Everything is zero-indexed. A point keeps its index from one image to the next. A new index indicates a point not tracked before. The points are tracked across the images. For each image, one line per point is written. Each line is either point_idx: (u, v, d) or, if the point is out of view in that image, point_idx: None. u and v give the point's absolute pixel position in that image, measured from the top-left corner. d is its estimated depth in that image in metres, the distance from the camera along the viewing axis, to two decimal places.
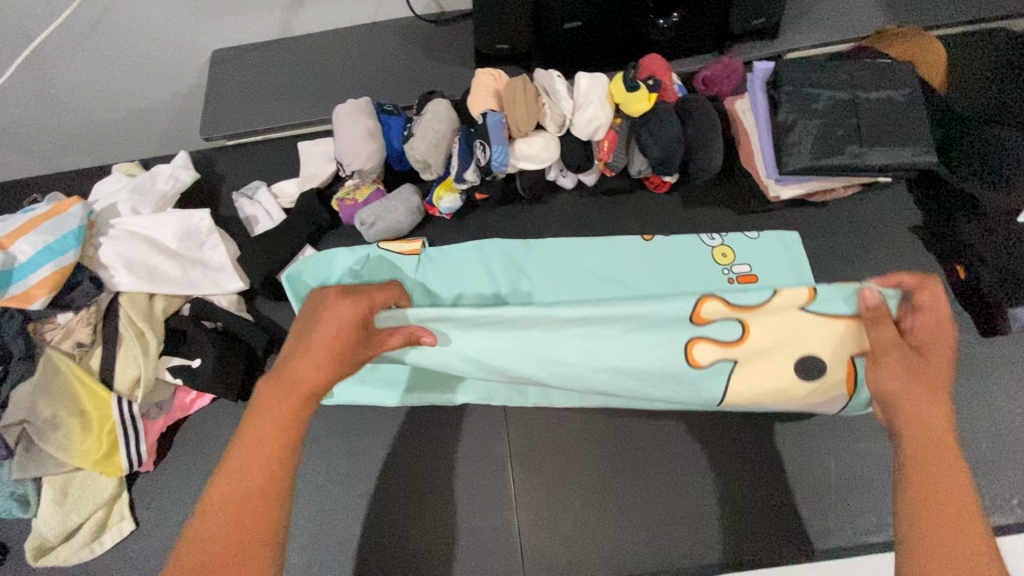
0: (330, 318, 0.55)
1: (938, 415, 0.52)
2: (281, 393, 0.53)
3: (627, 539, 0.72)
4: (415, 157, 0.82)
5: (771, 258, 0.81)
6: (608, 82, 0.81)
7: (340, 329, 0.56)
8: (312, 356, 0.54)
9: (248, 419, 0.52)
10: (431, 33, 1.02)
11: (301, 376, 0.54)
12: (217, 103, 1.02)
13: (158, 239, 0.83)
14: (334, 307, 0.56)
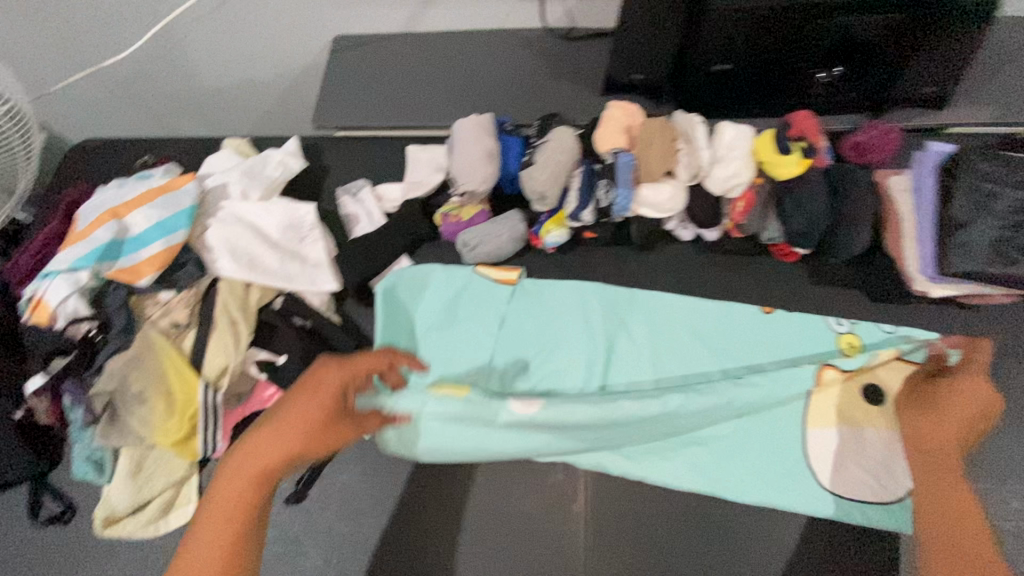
0: (294, 406, 0.60)
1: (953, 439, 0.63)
2: (239, 479, 0.58)
3: None
4: (532, 186, 0.77)
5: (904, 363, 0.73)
6: (753, 137, 0.74)
7: (289, 416, 0.59)
8: (268, 442, 0.58)
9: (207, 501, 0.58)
10: (560, 48, 0.97)
11: (244, 473, 0.58)
12: (332, 90, 1.00)
13: (263, 228, 0.83)
14: (299, 397, 0.61)
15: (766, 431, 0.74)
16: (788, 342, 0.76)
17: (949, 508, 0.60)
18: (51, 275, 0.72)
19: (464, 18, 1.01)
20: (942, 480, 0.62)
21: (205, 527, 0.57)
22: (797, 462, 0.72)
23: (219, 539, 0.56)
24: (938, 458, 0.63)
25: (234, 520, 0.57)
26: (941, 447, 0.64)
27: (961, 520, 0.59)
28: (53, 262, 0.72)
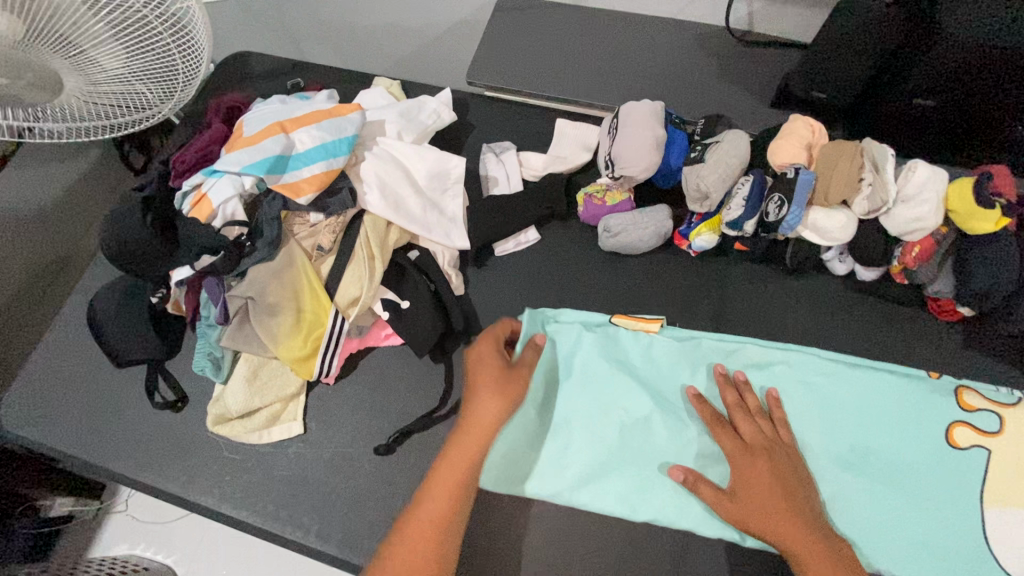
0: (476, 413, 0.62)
1: (746, 468, 0.63)
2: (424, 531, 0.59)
3: None
4: (697, 185, 0.75)
5: None
6: (948, 182, 0.69)
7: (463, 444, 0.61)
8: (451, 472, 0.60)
9: (398, 535, 0.59)
10: (733, 49, 0.93)
11: (440, 493, 0.60)
12: (489, 47, 0.99)
13: (412, 172, 0.84)
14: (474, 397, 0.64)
15: (946, 506, 0.66)
16: (962, 416, 0.69)
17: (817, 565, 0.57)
18: (217, 174, 0.76)
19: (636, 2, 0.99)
20: (790, 527, 0.59)
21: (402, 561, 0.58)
22: (965, 542, 0.65)
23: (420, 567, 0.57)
24: (761, 496, 0.61)
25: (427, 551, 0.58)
26: (760, 480, 0.62)
27: (812, 559, 0.57)
28: (220, 162, 0.75)
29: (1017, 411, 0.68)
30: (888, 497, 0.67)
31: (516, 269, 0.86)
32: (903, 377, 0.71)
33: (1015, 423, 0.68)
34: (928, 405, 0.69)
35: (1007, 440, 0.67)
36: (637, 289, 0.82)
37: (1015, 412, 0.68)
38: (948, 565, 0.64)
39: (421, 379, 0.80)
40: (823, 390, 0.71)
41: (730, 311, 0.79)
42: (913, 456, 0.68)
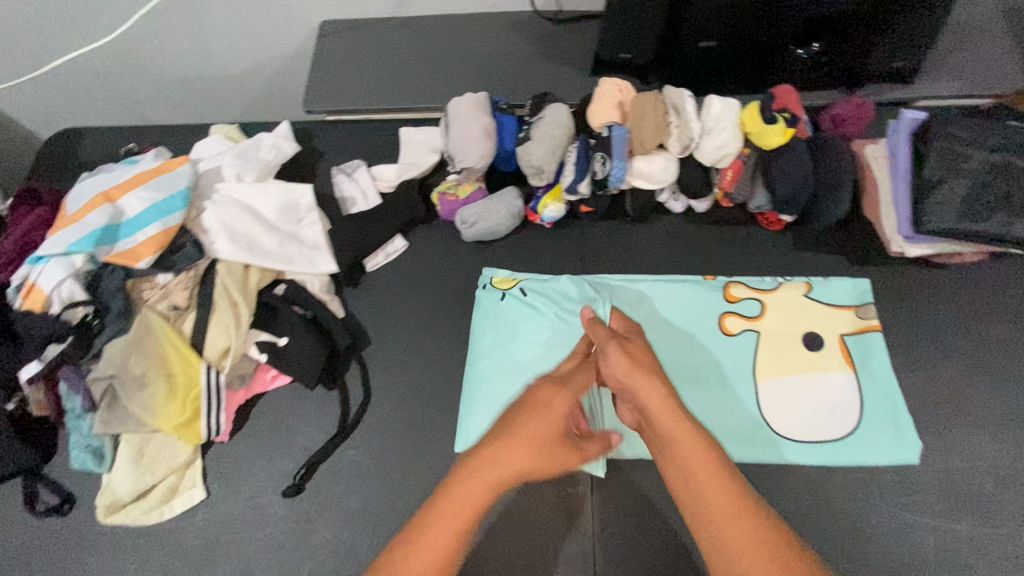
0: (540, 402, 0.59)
1: (659, 401, 0.59)
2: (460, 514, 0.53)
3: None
4: (529, 160, 0.80)
5: (829, 309, 0.78)
6: (740, 108, 0.77)
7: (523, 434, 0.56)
8: (521, 445, 0.55)
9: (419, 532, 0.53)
10: (547, 30, 0.99)
11: (519, 450, 0.55)
12: (320, 75, 1.00)
13: (259, 210, 0.82)
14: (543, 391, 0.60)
15: (738, 390, 0.74)
16: (736, 308, 0.79)
17: (709, 489, 0.54)
18: (43, 259, 0.72)
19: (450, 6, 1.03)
20: (697, 454, 0.56)
21: (443, 504, 0.53)
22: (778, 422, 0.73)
23: (456, 526, 0.53)
24: (675, 428, 0.57)
25: (470, 508, 0.53)
26: (671, 407, 0.58)
27: (708, 495, 0.54)
28: (45, 246, 0.72)
29: (778, 294, 0.79)
30: (686, 392, 0.74)
31: (390, 278, 0.87)
32: (683, 284, 0.81)
33: (776, 307, 0.78)
34: (705, 302, 0.79)
35: (774, 321, 0.77)
36: (509, 270, 0.85)
37: (776, 294, 0.79)
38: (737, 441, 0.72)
39: (314, 411, 0.78)
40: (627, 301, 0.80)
41: (595, 268, 0.84)
42: (703, 349, 0.76)
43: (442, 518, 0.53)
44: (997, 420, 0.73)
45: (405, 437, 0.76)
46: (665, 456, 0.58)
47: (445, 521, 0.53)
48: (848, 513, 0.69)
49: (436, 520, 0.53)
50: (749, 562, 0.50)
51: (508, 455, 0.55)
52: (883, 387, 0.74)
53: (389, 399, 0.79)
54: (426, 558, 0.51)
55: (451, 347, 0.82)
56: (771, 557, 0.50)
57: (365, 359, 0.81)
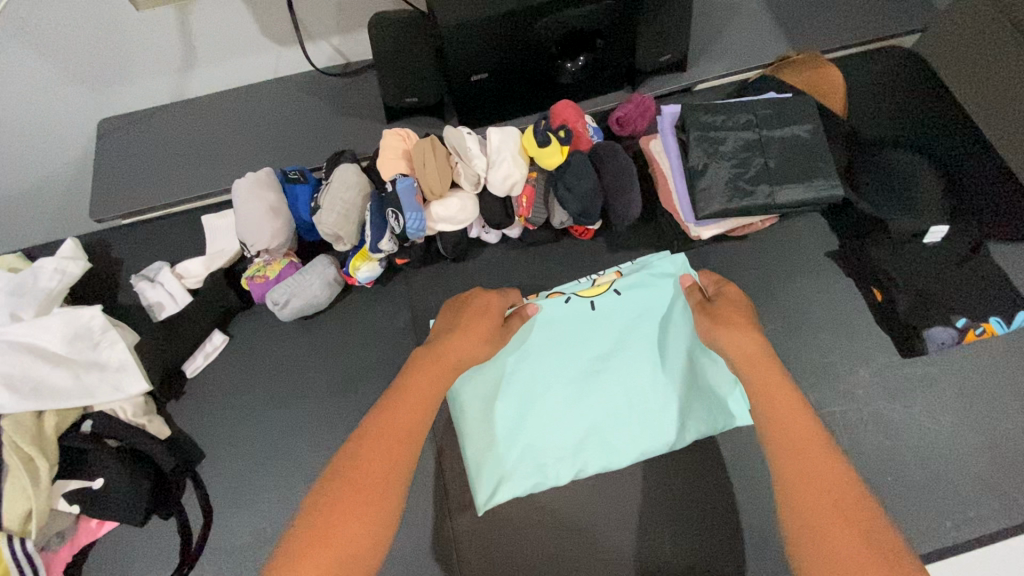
0: (425, 371, 0.65)
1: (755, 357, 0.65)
2: (371, 465, 0.57)
3: None
4: (324, 230, 0.77)
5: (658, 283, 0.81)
6: (519, 135, 0.79)
7: (416, 394, 0.63)
8: (411, 404, 0.62)
9: (329, 497, 0.54)
10: (337, 87, 0.97)
11: (411, 411, 0.61)
12: (106, 178, 0.93)
13: (44, 347, 0.75)
14: (450, 347, 0.67)
15: (612, 386, 0.77)
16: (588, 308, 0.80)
17: (800, 433, 0.59)
18: None
19: (234, 79, 0.99)
20: (790, 400, 0.62)
21: (354, 475, 0.56)
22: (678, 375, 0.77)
23: (380, 488, 0.56)
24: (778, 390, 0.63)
25: (382, 467, 0.57)
26: (756, 358, 0.65)
27: (810, 443, 0.58)
28: None
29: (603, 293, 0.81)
30: (564, 407, 0.76)
31: (217, 379, 0.82)
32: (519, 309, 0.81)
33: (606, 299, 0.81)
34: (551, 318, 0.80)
35: (614, 317, 0.80)
36: (340, 340, 0.83)
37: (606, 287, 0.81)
38: (621, 435, 0.74)
39: (154, 546, 0.73)
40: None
41: (424, 318, 0.83)
42: (565, 362, 0.78)
43: (364, 478, 0.56)
44: (814, 371, 0.77)
45: (258, 548, 0.72)
46: (770, 435, 0.60)
47: (357, 486, 0.55)
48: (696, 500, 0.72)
49: (345, 484, 0.55)
50: (830, 529, 0.52)
51: (395, 418, 0.60)
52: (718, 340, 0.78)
53: (234, 510, 0.74)
54: (345, 523, 0.53)
55: (291, 436, 0.78)
56: (821, 486, 0.55)
57: (203, 474, 0.76)
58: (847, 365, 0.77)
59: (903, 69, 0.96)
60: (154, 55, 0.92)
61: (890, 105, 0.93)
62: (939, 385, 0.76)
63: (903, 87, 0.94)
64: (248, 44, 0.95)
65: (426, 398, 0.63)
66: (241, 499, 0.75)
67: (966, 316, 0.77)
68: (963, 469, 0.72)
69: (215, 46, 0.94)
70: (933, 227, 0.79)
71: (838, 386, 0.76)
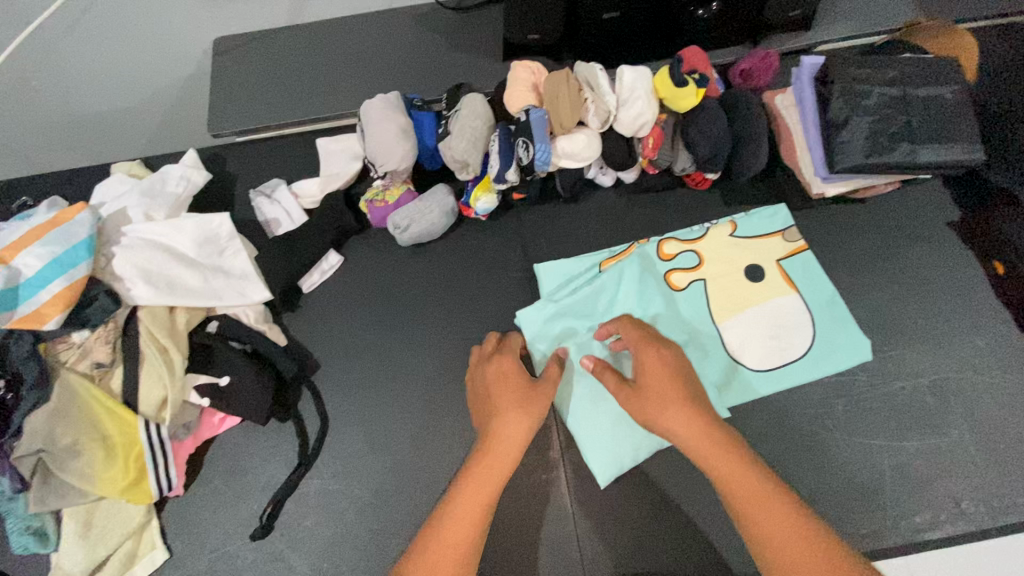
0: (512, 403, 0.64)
1: (691, 436, 0.60)
2: (478, 493, 0.59)
3: (677, 538, 0.69)
4: (452, 156, 0.78)
5: (761, 242, 0.81)
6: (652, 75, 0.78)
7: (512, 418, 0.63)
8: (507, 438, 0.62)
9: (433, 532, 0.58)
10: (453, 20, 0.97)
11: (520, 422, 0.63)
12: (222, 96, 0.95)
13: (176, 248, 0.77)
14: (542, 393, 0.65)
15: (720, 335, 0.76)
16: (692, 261, 0.81)
17: (753, 501, 0.57)
18: None
19: (348, 6, 1.00)
20: (739, 472, 0.59)
21: (471, 496, 0.59)
22: (785, 323, 0.77)
23: (471, 532, 0.57)
24: (721, 460, 0.59)
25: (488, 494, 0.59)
26: (699, 430, 0.60)
27: (757, 504, 0.57)
28: None
29: (702, 242, 0.82)
30: None
31: (331, 296, 0.83)
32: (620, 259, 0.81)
33: (710, 252, 0.81)
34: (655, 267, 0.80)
35: (718, 270, 0.80)
36: (453, 269, 0.84)
37: (711, 241, 0.82)
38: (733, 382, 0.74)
39: (273, 446, 0.75)
40: (564, 286, 0.80)
41: (536, 254, 0.84)
42: (672, 309, 0.78)
43: (468, 504, 0.59)
44: (930, 337, 0.77)
45: (371, 456, 0.75)
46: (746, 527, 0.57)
47: (468, 504, 0.59)
48: (808, 449, 0.72)
49: (449, 521, 0.58)
50: None
51: (502, 433, 0.62)
52: (823, 296, 0.78)
53: (348, 420, 0.76)
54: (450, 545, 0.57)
55: (403, 355, 0.80)
56: None
57: (317, 383, 0.78)
58: (964, 334, 0.77)
59: None
60: None
61: None
62: None
63: None
64: None
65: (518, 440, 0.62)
66: (354, 411, 0.77)
67: None
68: None
69: None
70: None
71: (953, 354, 0.76)
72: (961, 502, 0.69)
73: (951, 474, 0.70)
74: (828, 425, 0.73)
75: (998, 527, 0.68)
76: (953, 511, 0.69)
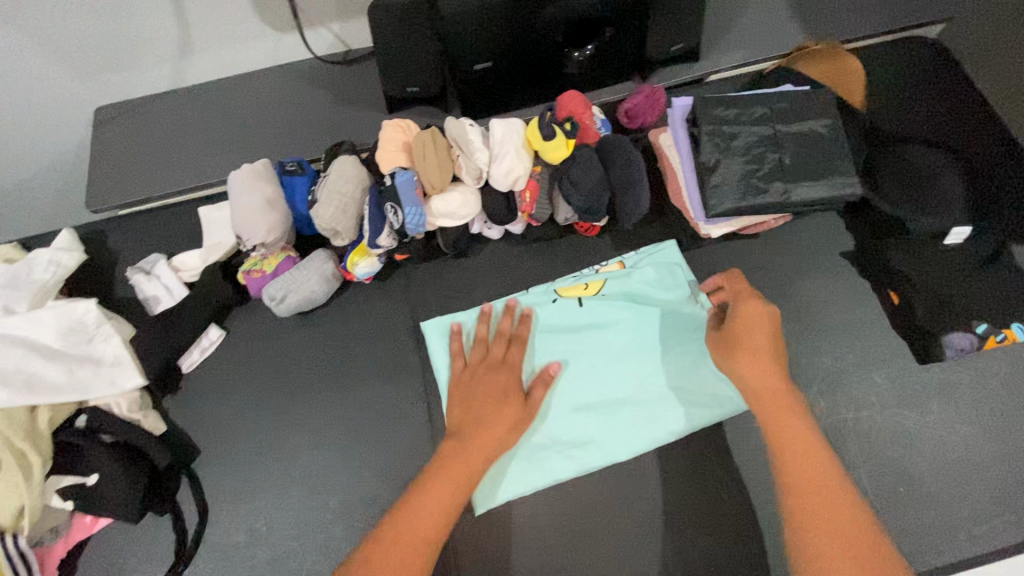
0: (489, 406, 0.67)
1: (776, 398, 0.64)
2: (447, 470, 0.63)
3: None
4: (322, 224, 0.75)
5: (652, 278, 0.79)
6: (523, 127, 0.76)
7: (486, 422, 0.66)
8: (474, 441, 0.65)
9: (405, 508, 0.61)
10: (337, 76, 0.95)
11: (491, 436, 0.66)
12: (102, 168, 0.92)
13: (38, 341, 0.74)
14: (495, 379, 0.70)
15: (613, 382, 0.74)
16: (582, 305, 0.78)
17: (829, 505, 0.57)
18: None
19: (232, 66, 0.97)
20: (827, 485, 0.58)
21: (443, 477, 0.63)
22: (679, 363, 0.74)
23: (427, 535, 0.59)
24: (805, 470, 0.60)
25: (456, 488, 0.62)
26: (771, 389, 0.64)
27: (829, 506, 0.57)
28: None
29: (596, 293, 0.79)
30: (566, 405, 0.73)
31: (214, 374, 0.80)
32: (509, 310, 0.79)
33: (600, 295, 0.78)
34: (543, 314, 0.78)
35: (609, 312, 0.77)
36: (339, 337, 0.81)
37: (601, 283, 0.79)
38: (630, 429, 0.71)
39: (150, 544, 0.71)
40: None
41: (424, 315, 0.81)
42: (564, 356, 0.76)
43: (422, 515, 0.60)
44: (827, 376, 0.75)
45: (252, 548, 0.71)
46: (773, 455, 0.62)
47: (433, 497, 0.61)
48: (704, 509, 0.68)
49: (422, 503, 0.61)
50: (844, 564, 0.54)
51: (465, 454, 0.64)
52: None
53: (230, 509, 0.73)
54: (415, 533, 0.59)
55: (287, 434, 0.76)
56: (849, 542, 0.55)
57: (198, 471, 0.75)
58: (863, 371, 0.74)
59: (930, 58, 0.91)
60: (149, 40, 0.90)
61: (914, 98, 0.88)
62: (958, 390, 0.73)
63: (929, 77, 0.90)
64: (246, 31, 0.92)
65: (478, 461, 0.64)
66: (236, 498, 0.73)
67: (988, 321, 0.73)
68: (981, 479, 0.69)
69: (211, 32, 0.92)
70: (954, 227, 0.75)
71: (851, 392, 0.74)
72: None
73: None
74: (726, 479, 0.70)
75: None
76: None
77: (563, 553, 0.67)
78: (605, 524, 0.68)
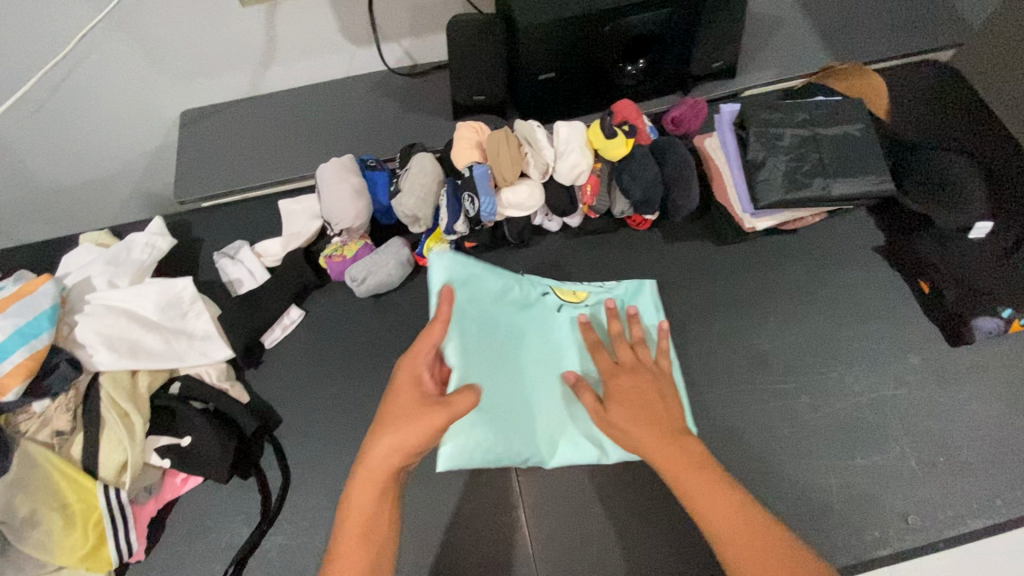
0: (395, 418, 0.61)
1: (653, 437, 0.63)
2: (366, 481, 0.61)
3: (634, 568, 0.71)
4: (404, 211, 0.83)
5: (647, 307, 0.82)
6: (586, 129, 0.84)
7: (390, 440, 0.60)
8: (379, 465, 0.60)
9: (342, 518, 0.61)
10: (406, 86, 1.04)
11: (389, 448, 0.60)
12: (188, 163, 1.00)
13: (139, 313, 0.80)
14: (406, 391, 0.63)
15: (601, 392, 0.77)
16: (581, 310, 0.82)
17: (725, 512, 0.59)
18: None
19: (308, 76, 1.07)
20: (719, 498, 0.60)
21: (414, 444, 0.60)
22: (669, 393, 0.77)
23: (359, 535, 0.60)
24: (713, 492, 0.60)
25: (381, 489, 0.61)
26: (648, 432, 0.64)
27: (726, 514, 0.59)
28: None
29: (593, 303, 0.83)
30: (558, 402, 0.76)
31: (293, 350, 0.86)
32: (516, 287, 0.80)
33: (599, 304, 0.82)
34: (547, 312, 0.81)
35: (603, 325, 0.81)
36: (410, 318, 0.87)
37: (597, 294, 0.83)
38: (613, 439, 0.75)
39: (236, 504, 0.76)
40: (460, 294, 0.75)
41: None
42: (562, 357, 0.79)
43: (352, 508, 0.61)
44: (865, 356, 0.81)
45: (332, 509, 0.75)
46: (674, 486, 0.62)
47: (364, 494, 0.61)
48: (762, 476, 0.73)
49: (350, 502, 0.61)
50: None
51: (371, 459, 0.60)
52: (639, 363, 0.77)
53: (311, 473, 0.78)
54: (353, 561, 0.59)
55: (363, 405, 0.82)
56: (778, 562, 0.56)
57: (280, 437, 0.80)
58: (899, 351, 0.81)
59: (943, 79, 1.02)
60: (239, 51, 1.00)
61: (931, 113, 0.98)
62: (987, 370, 0.79)
63: (944, 95, 1.00)
64: (325, 44, 1.02)
65: (387, 468, 0.60)
66: (317, 463, 0.78)
67: (1013, 307, 0.79)
68: (1014, 451, 0.74)
69: (294, 45, 1.01)
70: (978, 222, 0.82)
71: (890, 370, 0.80)
72: (906, 516, 0.71)
73: (894, 490, 0.73)
74: (776, 448, 0.75)
75: (945, 540, 0.70)
76: (900, 525, 0.71)
77: (629, 513, 0.74)
78: (667, 487, 0.75)
